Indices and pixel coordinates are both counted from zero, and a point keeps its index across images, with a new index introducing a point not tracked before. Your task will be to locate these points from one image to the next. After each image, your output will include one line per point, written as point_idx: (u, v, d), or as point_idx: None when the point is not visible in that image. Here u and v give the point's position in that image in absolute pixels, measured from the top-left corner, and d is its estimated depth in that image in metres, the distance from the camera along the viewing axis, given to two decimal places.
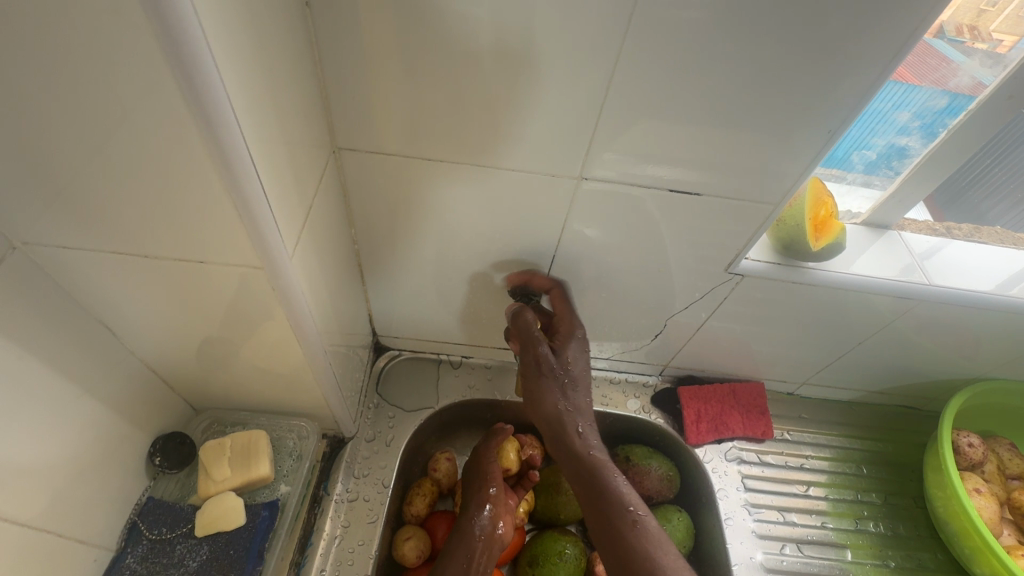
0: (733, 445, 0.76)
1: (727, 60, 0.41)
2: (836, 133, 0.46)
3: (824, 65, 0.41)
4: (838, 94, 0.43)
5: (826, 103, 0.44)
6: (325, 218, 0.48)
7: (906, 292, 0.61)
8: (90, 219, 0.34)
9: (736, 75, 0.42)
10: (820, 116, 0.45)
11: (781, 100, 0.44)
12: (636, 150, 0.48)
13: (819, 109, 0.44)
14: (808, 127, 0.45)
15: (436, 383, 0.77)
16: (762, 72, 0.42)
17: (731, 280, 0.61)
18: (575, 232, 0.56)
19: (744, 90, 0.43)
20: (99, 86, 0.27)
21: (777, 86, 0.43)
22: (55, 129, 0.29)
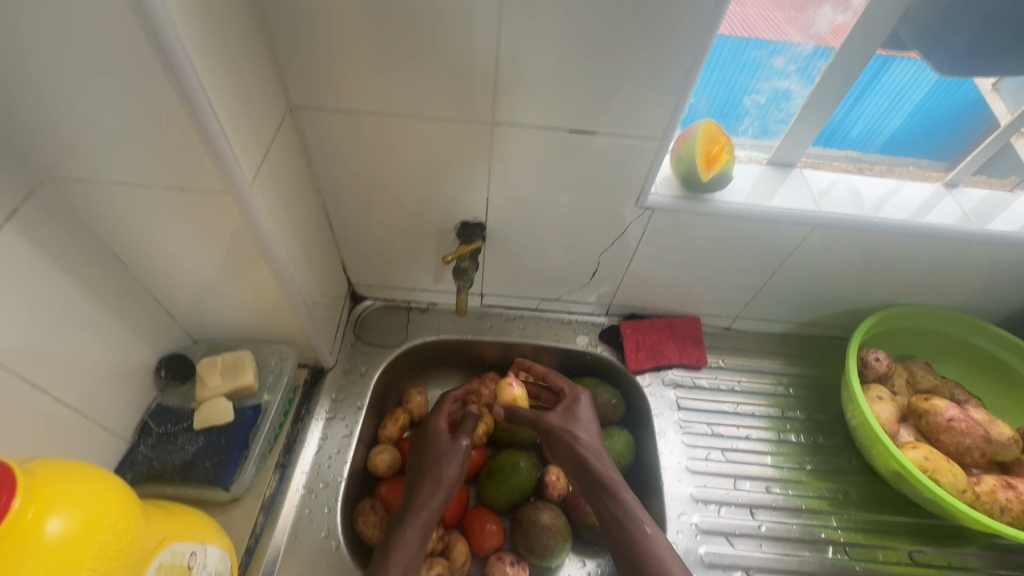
0: (671, 372, 0.85)
1: (597, 23, 0.49)
2: (693, 70, 0.52)
3: (681, 22, 0.49)
4: (696, 46, 0.51)
5: (688, 55, 0.51)
6: (288, 167, 0.58)
7: (800, 218, 0.69)
8: (94, 156, 0.45)
9: (608, 33, 0.50)
10: (686, 66, 0.52)
11: (650, 53, 0.51)
12: (545, 101, 0.56)
13: (684, 61, 0.52)
14: (674, 73, 0.53)
15: (407, 326, 0.87)
16: (629, 30, 0.50)
17: (643, 214, 0.69)
18: (504, 179, 0.66)
19: (617, 48, 0.51)
20: (87, 52, 0.37)
21: (645, 43, 0.51)
22: (62, 87, 0.40)
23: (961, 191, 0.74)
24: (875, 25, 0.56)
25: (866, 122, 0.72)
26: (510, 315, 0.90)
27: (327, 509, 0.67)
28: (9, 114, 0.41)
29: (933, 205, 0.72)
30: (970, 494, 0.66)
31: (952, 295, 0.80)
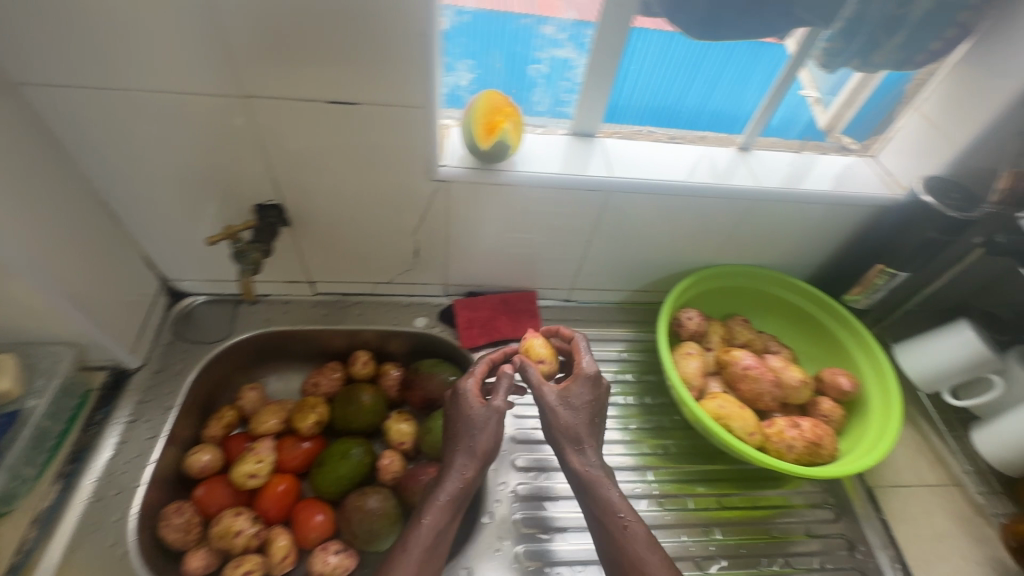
0: (507, 347, 0.85)
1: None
2: (427, 33, 0.52)
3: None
4: (424, 8, 0.51)
5: (419, 17, 0.51)
6: (17, 149, 0.54)
7: (593, 184, 0.71)
8: None
9: None
10: (421, 29, 0.52)
11: (380, 16, 0.51)
12: (290, 70, 0.54)
13: (418, 25, 0.52)
14: (412, 37, 0.53)
15: (234, 320, 0.84)
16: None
17: (439, 188, 0.69)
18: (285, 159, 0.64)
19: (345, 12, 0.50)
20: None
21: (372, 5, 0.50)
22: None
23: (753, 154, 0.79)
24: None
25: (787, 109, 0.78)
26: (347, 302, 0.88)
27: (116, 517, 0.63)
28: None
29: (726, 168, 0.76)
30: (757, 437, 0.70)
31: (760, 254, 0.85)
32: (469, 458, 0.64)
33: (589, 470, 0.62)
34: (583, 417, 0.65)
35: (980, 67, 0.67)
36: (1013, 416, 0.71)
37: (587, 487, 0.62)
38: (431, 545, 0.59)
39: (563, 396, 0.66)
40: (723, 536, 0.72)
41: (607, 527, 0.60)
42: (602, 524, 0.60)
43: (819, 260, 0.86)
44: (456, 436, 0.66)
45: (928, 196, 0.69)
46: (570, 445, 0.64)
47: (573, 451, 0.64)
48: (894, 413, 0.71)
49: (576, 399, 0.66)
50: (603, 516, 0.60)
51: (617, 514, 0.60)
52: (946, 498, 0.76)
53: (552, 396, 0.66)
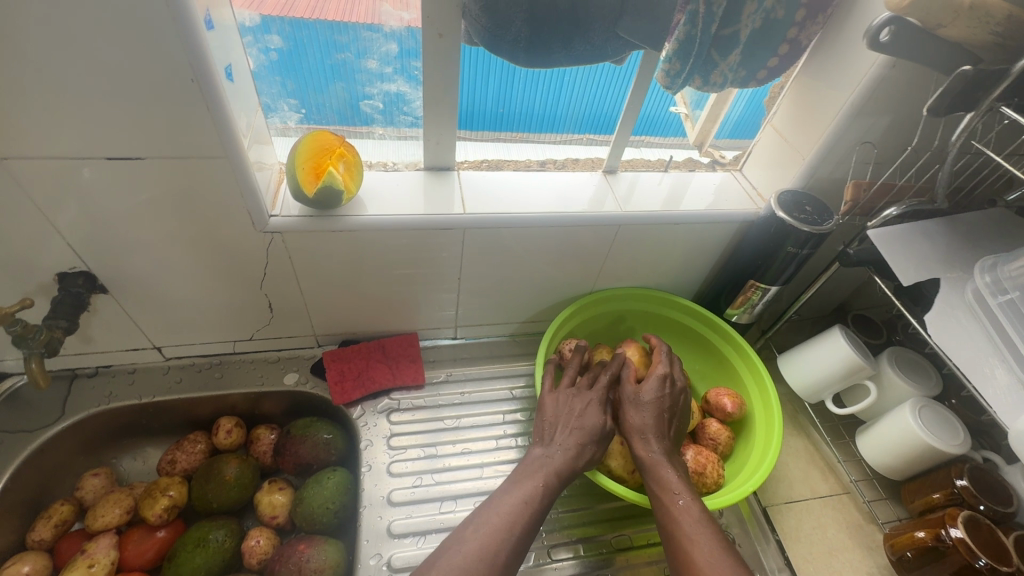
0: (386, 396, 0.80)
1: (48, 36, 0.41)
2: (202, 79, 0.46)
3: (156, 26, 0.43)
4: (193, 53, 0.45)
5: (187, 63, 0.45)
6: None
7: (446, 223, 0.66)
8: None
9: (65, 45, 0.42)
10: (198, 78, 0.46)
11: (140, 65, 0.45)
12: (47, 128, 0.47)
13: (191, 72, 0.46)
14: (187, 85, 0.47)
15: (66, 400, 0.74)
16: (97, 40, 0.43)
17: (274, 239, 0.62)
18: (82, 225, 0.56)
19: (96, 63, 0.44)
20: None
21: (127, 54, 0.44)
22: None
23: (619, 176, 0.77)
24: (440, 19, 0.55)
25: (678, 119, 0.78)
26: (205, 364, 0.80)
27: None
28: None
29: (590, 194, 0.74)
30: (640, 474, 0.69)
31: (643, 276, 0.83)
32: (583, 450, 0.62)
33: (653, 456, 0.62)
34: (651, 412, 0.64)
35: (818, 78, 0.67)
36: (887, 419, 0.72)
37: (648, 474, 0.62)
38: (517, 523, 0.55)
39: (636, 394, 0.66)
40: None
41: (661, 505, 0.59)
42: (660, 505, 0.59)
43: (701, 275, 0.85)
44: (570, 427, 0.63)
45: (782, 212, 0.68)
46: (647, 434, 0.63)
47: (638, 442, 0.63)
48: (775, 416, 0.71)
49: (648, 395, 0.65)
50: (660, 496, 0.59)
51: (675, 495, 0.59)
52: (839, 508, 0.75)
53: (585, 401, 0.66)
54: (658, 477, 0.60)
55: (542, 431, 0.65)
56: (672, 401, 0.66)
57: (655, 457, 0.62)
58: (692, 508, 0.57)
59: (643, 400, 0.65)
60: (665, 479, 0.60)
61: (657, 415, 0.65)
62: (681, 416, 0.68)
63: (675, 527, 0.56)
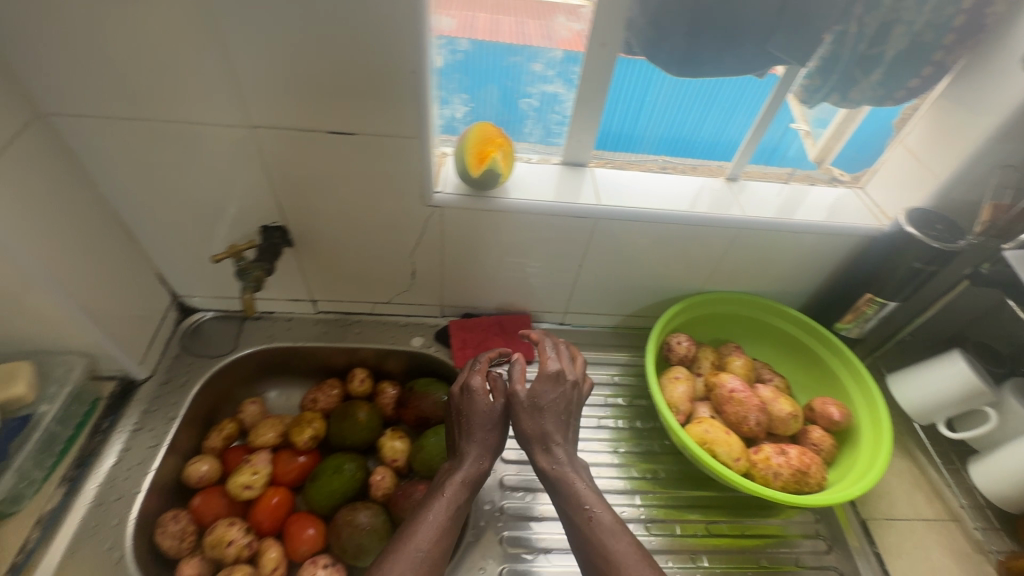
0: (500, 367, 0.88)
1: (318, 29, 0.52)
2: (419, 71, 0.56)
3: (400, 24, 0.53)
4: (420, 48, 0.55)
5: (413, 56, 0.55)
6: (41, 171, 0.58)
7: (580, 212, 0.74)
8: None
9: (328, 38, 0.53)
10: (418, 70, 0.56)
11: (379, 55, 0.55)
12: (292, 103, 0.58)
13: (414, 64, 0.56)
14: (407, 74, 0.57)
15: (238, 335, 0.87)
16: (355, 34, 0.53)
17: (434, 212, 0.72)
18: (292, 187, 0.68)
19: (348, 52, 0.54)
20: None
21: (372, 46, 0.54)
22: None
23: (740, 184, 0.81)
24: (605, 31, 0.63)
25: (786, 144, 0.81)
26: (347, 320, 0.91)
27: (115, 522, 0.66)
28: None
29: (712, 197, 0.78)
30: (744, 462, 0.70)
31: (750, 282, 0.87)
32: (487, 451, 0.69)
33: (555, 467, 0.67)
34: (549, 419, 0.68)
35: (959, 101, 0.69)
36: (1010, 446, 0.70)
37: (555, 483, 0.66)
38: (433, 538, 0.60)
39: (530, 397, 0.69)
40: (710, 564, 0.70)
41: (573, 518, 0.63)
42: (572, 514, 0.63)
43: (809, 287, 0.87)
44: (479, 431, 0.69)
45: (911, 227, 0.71)
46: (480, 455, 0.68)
47: (541, 452, 0.68)
48: (885, 427, 0.72)
49: (544, 399, 0.69)
50: (573, 507, 0.63)
51: (583, 505, 0.63)
52: (943, 533, 0.74)
53: (477, 400, 0.70)
54: (562, 487, 0.65)
55: (455, 442, 0.70)
56: (568, 401, 0.70)
57: (558, 466, 0.67)
58: (599, 517, 0.62)
59: (537, 405, 0.68)
60: (573, 490, 0.65)
61: (556, 418, 0.69)
62: (576, 412, 0.73)
63: (593, 536, 0.61)
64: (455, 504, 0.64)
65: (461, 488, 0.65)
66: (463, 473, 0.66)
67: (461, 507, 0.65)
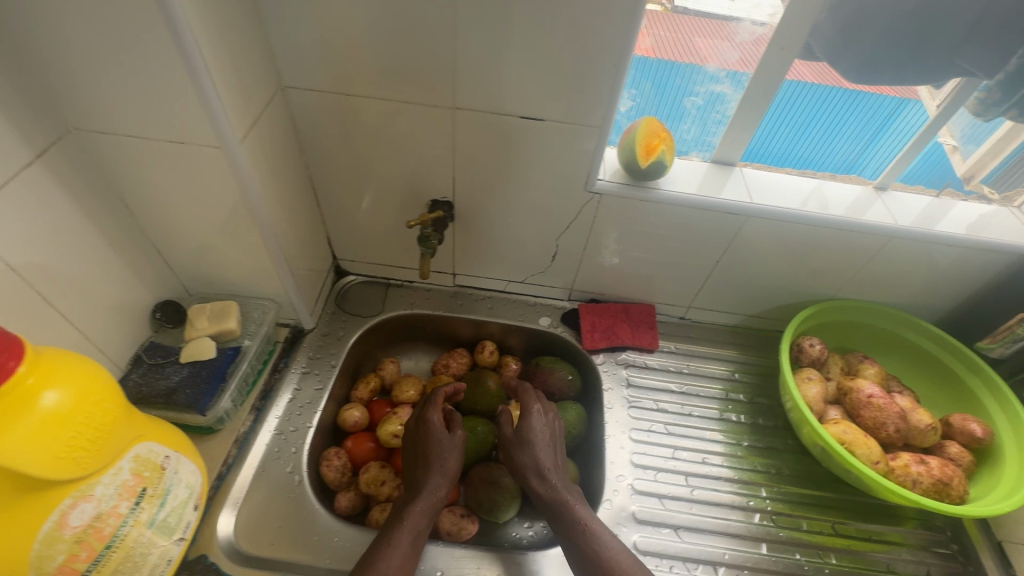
0: (625, 353, 0.91)
1: (541, 23, 0.58)
2: (621, 65, 0.61)
3: (618, 22, 0.57)
4: (629, 44, 0.59)
5: (621, 52, 0.60)
6: (276, 136, 0.67)
7: (734, 209, 0.76)
8: (99, 113, 0.54)
9: (547, 32, 0.59)
10: (622, 65, 0.61)
11: (589, 49, 0.60)
12: (498, 91, 0.65)
13: (619, 59, 0.60)
14: (611, 68, 0.61)
15: (384, 299, 0.95)
16: (574, 29, 0.58)
17: (592, 199, 0.77)
18: (470, 165, 0.75)
19: (562, 45, 0.60)
20: (98, 17, 0.46)
21: (586, 40, 0.59)
22: (75, 46, 0.48)
23: (889, 194, 0.81)
24: (789, 35, 0.65)
25: (880, 162, 0.80)
26: (480, 295, 0.97)
27: (294, 450, 0.74)
28: (46, 74, 0.51)
29: (862, 204, 0.79)
30: (882, 466, 0.71)
31: (886, 292, 0.87)
32: (444, 478, 0.71)
33: (552, 491, 0.70)
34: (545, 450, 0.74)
35: None
36: None
37: (552, 508, 0.69)
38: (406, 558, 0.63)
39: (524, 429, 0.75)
40: (839, 562, 0.72)
41: (571, 538, 0.66)
42: (569, 535, 0.66)
43: (947, 302, 0.86)
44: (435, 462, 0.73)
45: None
46: (439, 481, 0.71)
47: (535, 480, 0.72)
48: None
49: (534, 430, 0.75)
50: (574, 530, 0.66)
51: (585, 521, 0.67)
52: None
53: (437, 428, 0.75)
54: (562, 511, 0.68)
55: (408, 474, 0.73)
56: (555, 432, 0.77)
57: (545, 492, 0.71)
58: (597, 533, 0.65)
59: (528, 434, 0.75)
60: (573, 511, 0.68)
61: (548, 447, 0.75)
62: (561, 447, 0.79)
63: (595, 549, 0.64)
64: (415, 529, 0.66)
65: (422, 514, 0.67)
66: (423, 501, 0.68)
67: (421, 532, 0.67)
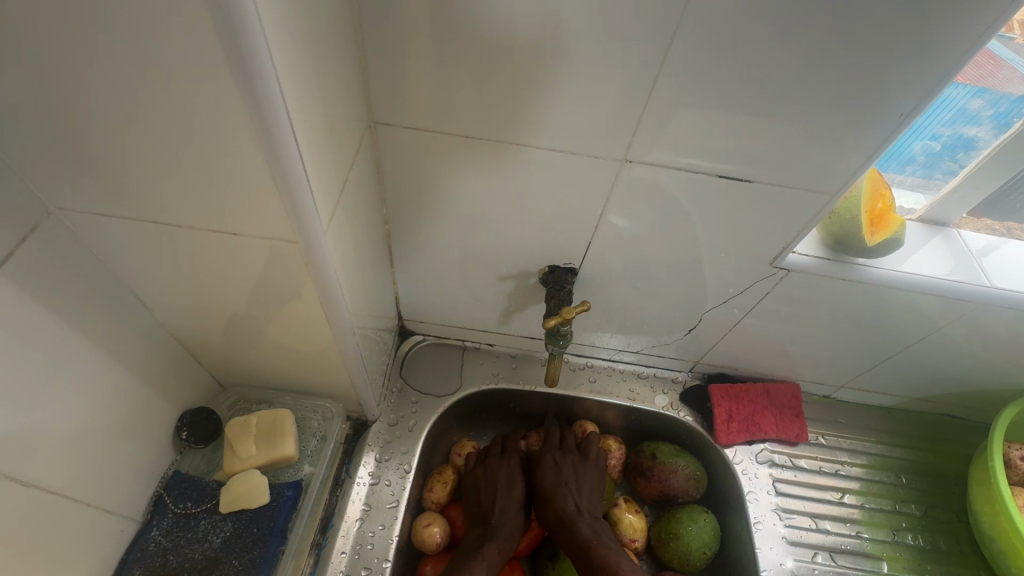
0: (765, 447, 0.73)
1: (769, 54, 0.40)
2: (864, 115, 0.43)
3: (907, 37, 0.38)
4: (909, 71, 0.40)
5: (892, 82, 0.41)
6: (357, 194, 0.47)
7: (962, 293, 0.58)
8: (108, 185, 0.35)
9: (774, 67, 0.41)
10: (887, 99, 0.42)
11: (846, 75, 0.41)
12: (674, 140, 0.47)
13: (885, 92, 0.41)
14: (854, 111, 0.43)
15: (461, 370, 0.75)
16: (833, 46, 0.39)
17: (775, 275, 0.59)
18: (613, 219, 0.55)
19: (806, 69, 0.41)
20: (121, 27, 0.26)
21: (846, 61, 0.40)
22: (74, 74, 0.29)
23: None
24: None
25: None
26: (578, 364, 0.78)
27: None
28: (20, 115, 0.31)
29: None
30: None
31: None
32: (514, 519, 0.64)
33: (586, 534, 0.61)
34: (584, 493, 0.65)
35: None
36: None
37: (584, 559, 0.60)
38: None
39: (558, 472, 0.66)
40: None
41: None
42: None
43: None
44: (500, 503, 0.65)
45: None
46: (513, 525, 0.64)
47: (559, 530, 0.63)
48: None
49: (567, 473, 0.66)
50: None
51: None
52: None
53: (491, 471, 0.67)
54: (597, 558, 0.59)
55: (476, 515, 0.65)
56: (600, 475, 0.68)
57: (579, 532, 0.61)
58: None
59: (564, 478, 0.66)
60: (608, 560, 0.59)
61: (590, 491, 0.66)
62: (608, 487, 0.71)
63: None
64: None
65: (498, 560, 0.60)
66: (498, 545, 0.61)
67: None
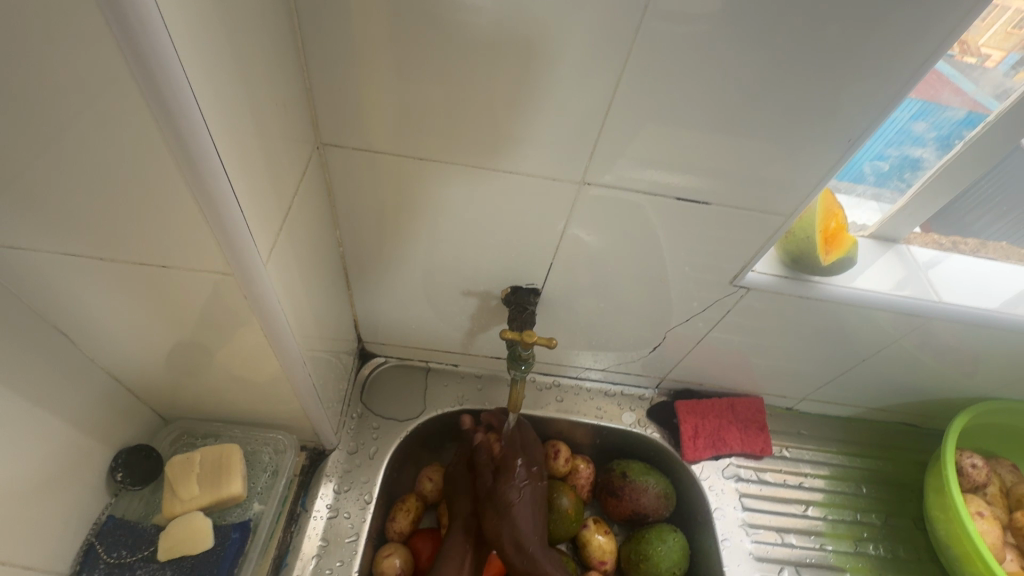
0: (730, 462, 0.74)
1: (707, 71, 0.41)
2: (804, 127, 0.44)
3: (837, 55, 0.40)
4: (840, 87, 0.42)
5: (826, 97, 0.42)
6: (304, 217, 0.45)
7: (914, 307, 0.60)
8: (17, 222, 0.32)
9: (713, 84, 0.42)
10: (823, 117, 0.43)
11: (787, 88, 0.42)
12: (628, 155, 0.47)
13: (822, 107, 0.43)
14: (797, 123, 0.44)
15: (425, 392, 0.73)
16: (768, 67, 0.40)
17: (736, 292, 0.60)
18: (573, 237, 0.55)
19: (746, 86, 0.42)
20: (13, 54, 0.24)
21: (779, 85, 0.41)
22: None
23: None
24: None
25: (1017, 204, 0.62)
26: (546, 383, 0.77)
27: None
28: None
29: None
30: None
31: None
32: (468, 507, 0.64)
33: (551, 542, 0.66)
34: None
35: None
36: None
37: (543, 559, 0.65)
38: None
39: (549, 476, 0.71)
40: None
41: None
42: None
43: None
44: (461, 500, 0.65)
45: None
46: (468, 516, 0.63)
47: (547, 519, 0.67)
48: None
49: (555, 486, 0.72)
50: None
51: None
52: None
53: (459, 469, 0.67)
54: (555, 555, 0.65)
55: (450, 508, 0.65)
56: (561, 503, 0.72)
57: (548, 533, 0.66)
58: None
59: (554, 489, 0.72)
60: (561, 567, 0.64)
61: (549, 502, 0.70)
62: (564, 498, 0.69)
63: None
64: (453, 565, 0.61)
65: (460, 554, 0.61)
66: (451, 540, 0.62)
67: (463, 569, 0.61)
